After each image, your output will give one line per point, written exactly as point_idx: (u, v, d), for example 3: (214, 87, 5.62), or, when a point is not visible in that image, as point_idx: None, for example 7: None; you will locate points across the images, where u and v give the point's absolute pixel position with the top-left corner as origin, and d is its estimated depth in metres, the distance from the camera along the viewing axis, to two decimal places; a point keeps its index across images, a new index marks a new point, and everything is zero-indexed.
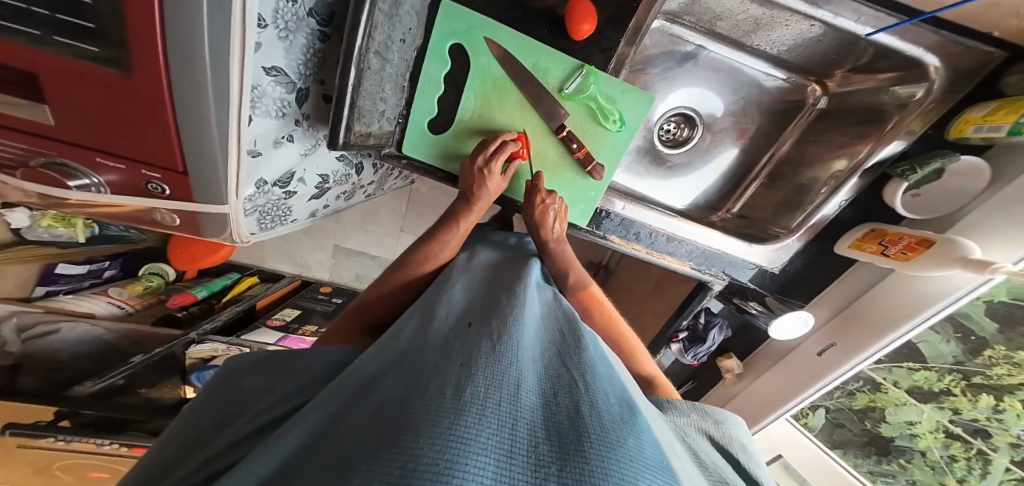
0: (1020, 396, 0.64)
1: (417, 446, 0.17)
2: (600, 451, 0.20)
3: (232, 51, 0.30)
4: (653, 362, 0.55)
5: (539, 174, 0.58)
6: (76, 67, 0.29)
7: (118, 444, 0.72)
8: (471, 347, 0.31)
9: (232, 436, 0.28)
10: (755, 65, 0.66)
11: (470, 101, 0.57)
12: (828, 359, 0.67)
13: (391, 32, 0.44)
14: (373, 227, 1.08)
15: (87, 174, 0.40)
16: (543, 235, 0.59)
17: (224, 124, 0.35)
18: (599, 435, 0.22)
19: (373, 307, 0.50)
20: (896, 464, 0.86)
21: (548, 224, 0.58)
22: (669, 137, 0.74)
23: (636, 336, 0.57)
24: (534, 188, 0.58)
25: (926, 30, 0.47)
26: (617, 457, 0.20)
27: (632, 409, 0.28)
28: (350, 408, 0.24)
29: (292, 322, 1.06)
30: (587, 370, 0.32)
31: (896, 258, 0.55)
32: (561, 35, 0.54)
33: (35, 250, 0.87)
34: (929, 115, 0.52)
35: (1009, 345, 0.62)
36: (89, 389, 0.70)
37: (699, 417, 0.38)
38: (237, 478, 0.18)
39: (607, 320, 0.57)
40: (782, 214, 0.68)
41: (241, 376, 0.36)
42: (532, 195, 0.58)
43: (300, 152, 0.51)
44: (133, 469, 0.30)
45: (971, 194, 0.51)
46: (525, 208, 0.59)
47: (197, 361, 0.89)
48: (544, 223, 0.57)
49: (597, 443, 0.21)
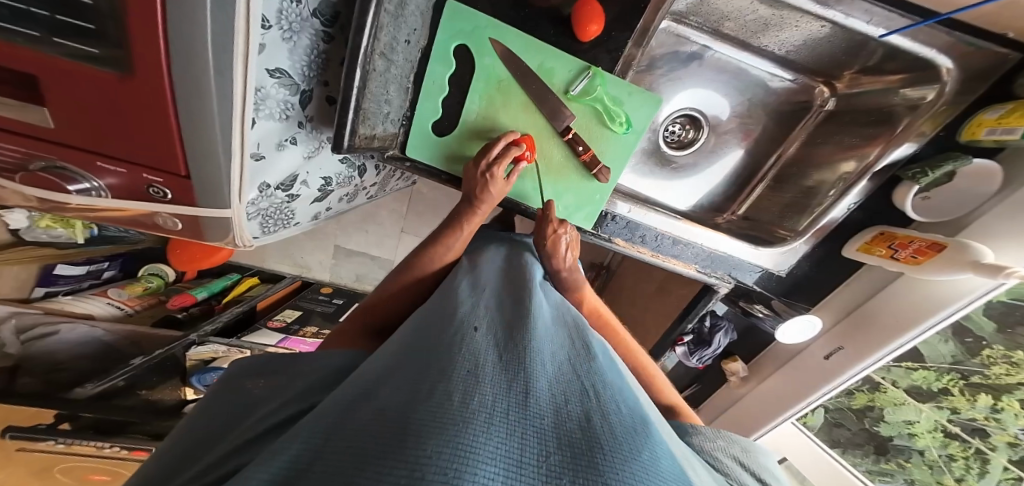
0: (1018, 395, 0.65)
1: (423, 453, 0.17)
2: (613, 463, 0.20)
3: (236, 53, 0.29)
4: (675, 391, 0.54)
5: (550, 204, 0.57)
6: (71, 67, 0.29)
7: (117, 447, 0.72)
8: (478, 352, 0.31)
9: (234, 439, 0.27)
10: (762, 66, 0.66)
11: (475, 103, 0.56)
12: (836, 362, 0.67)
13: (396, 33, 0.43)
14: (374, 228, 1.07)
15: (87, 177, 0.39)
16: (555, 264, 0.58)
17: (226, 128, 0.34)
18: (611, 446, 0.21)
19: (376, 311, 0.49)
20: (894, 463, 0.87)
21: (560, 254, 0.57)
22: (674, 138, 0.74)
23: (654, 363, 0.57)
24: (546, 217, 0.57)
25: (939, 31, 0.47)
26: (630, 469, 0.20)
27: (644, 418, 0.27)
28: (355, 412, 0.23)
29: (293, 323, 1.05)
30: (597, 379, 0.31)
31: (906, 262, 0.54)
32: (567, 36, 0.53)
33: (31, 253, 0.85)
34: (940, 117, 0.52)
35: (1009, 344, 0.62)
36: (88, 391, 0.69)
37: (727, 443, 0.36)
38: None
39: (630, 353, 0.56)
40: (789, 216, 0.68)
41: (244, 382, 0.35)
42: (544, 223, 0.57)
43: (303, 154, 0.51)
44: (136, 473, 0.30)
45: (981, 196, 0.51)
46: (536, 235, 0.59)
47: (197, 362, 0.88)
48: (556, 254, 0.56)
49: (609, 454, 0.20)
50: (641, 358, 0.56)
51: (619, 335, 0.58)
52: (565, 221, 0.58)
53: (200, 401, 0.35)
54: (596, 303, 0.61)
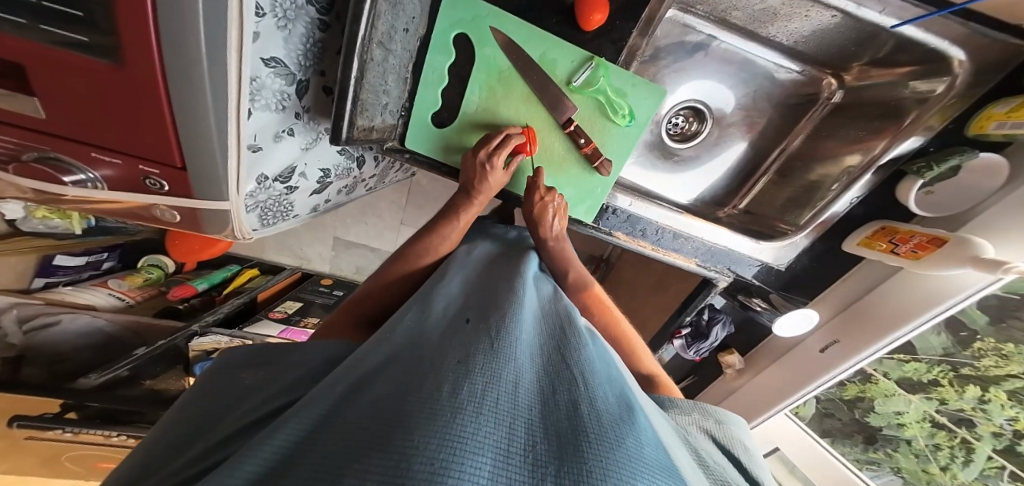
0: (1006, 387, 0.65)
1: (412, 444, 0.17)
2: (599, 450, 0.20)
3: (230, 40, 0.28)
4: (654, 358, 0.56)
5: (539, 170, 0.57)
6: (63, 57, 0.28)
7: (125, 435, 0.75)
8: (469, 342, 0.31)
9: (222, 430, 0.27)
10: (768, 56, 0.65)
11: (475, 94, 0.55)
12: (830, 356, 0.68)
13: (394, 21, 0.42)
14: (373, 219, 1.07)
15: (83, 169, 0.39)
16: (542, 233, 0.58)
17: (222, 119, 0.34)
18: (597, 433, 0.21)
19: (370, 302, 0.50)
20: (882, 452, 0.88)
21: (548, 222, 0.57)
22: (677, 131, 0.73)
23: (636, 333, 0.57)
24: (534, 185, 0.57)
25: (951, 22, 0.45)
26: (615, 457, 0.20)
27: (631, 405, 0.27)
28: (349, 402, 0.24)
29: (294, 314, 1.03)
30: (586, 367, 0.31)
31: (906, 256, 0.54)
32: (571, 26, 0.52)
33: (28, 241, 0.86)
34: (948, 111, 0.51)
35: (999, 337, 0.62)
36: (92, 382, 0.71)
37: (701, 416, 0.38)
38: (226, 475, 0.17)
39: (612, 321, 0.57)
40: (790, 211, 0.69)
41: (238, 373, 0.35)
42: (532, 193, 0.57)
43: (300, 146, 0.50)
44: (126, 462, 0.30)
45: (987, 190, 0.50)
46: (524, 204, 0.58)
47: (199, 354, 0.86)
48: (543, 221, 0.57)
49: (595, 441, 0.21)
50: (622, 328, 0.57)
51: (602, 304, 0.59)
52: (552, 188, 0.57)
53: (187, 396, 0.35)
54: (585, 276, 0.60)
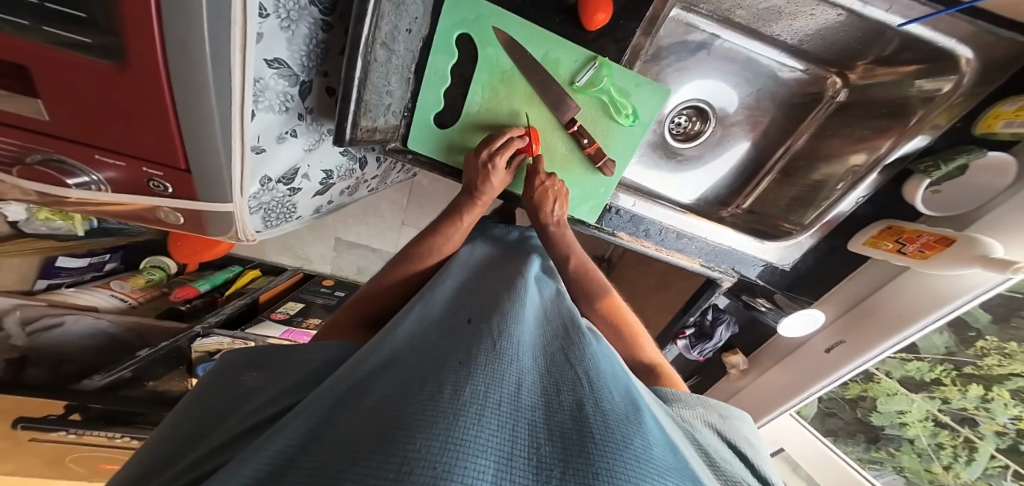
0: (1009, 386, 0.65)
1: (413, 447, 0.17)
2: (605, 451, 0.20)
3: (234, 39, 0.28)
4: (655, 348, 0.54)
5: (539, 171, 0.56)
6: (65, 59, 0.28)
7: (128, 437, 0.74)
8: (471, 344, 0.31)
9: (225, 433, 0.27)
10: (772, 55, 0.64)
11: (477, 94, 0.55)
12: (836, 356, 0.68)
13: (397, 21, 0.42)
14: (375, 219, 1.07)
15: (86, 172, 0.39)
16: (542, 218, 0.58)
17: (225, 121, 0.34)
18: (603, 434, 0.21)
19: (373, 303, 0.49)
20: (884, 452, 0.87)
21: (548, 208, 0.57)
22: (680, 130, 0.72)
23: (639, 322, 0.57)
24: (534, 171, 0.56)
25: (959, 20, 0.45)
26: (621, 457, 0.19)
27: (637, 405, 0.27)
28: (351, 405, 0.23)
29: (296, 315, 1.03)
30: (591, 367, 0.31)
31: (913, 256, 0.54)
32: (574, 25, 0.52)
33: (32, 242, 0.87)
34: (955, 109, 0.51)
35: (1003, 336, 0.62)
36: (94, 383, 0.73)
37: (706, 410, 0.38)
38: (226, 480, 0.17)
39: (614, 310, 0.57)
40: (795, 210, 0.69)
41: (240, 374, 0.35)
42: (532, 177, 0.56)
43: (303, 147, 0.50)
44: (127, 465, 0.30)
45: (993, 189, 0.50)
46: (525, 189, 0.58)
47: (202, 354, 0.84)
48: (542, 206, 0.57)
49: (601, 442, 0.20)
50: (623, 315, 0.56)
51: (603, 291, 0.58)
52: (553, 173, 0.57)
53: (189, 398, 0.34)
54: (585, 260, 0.60)
